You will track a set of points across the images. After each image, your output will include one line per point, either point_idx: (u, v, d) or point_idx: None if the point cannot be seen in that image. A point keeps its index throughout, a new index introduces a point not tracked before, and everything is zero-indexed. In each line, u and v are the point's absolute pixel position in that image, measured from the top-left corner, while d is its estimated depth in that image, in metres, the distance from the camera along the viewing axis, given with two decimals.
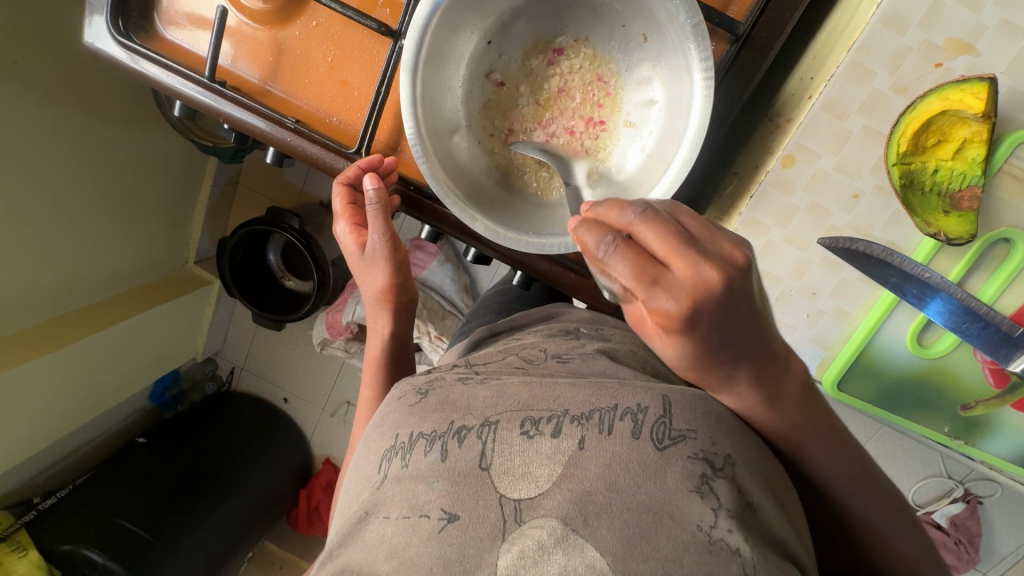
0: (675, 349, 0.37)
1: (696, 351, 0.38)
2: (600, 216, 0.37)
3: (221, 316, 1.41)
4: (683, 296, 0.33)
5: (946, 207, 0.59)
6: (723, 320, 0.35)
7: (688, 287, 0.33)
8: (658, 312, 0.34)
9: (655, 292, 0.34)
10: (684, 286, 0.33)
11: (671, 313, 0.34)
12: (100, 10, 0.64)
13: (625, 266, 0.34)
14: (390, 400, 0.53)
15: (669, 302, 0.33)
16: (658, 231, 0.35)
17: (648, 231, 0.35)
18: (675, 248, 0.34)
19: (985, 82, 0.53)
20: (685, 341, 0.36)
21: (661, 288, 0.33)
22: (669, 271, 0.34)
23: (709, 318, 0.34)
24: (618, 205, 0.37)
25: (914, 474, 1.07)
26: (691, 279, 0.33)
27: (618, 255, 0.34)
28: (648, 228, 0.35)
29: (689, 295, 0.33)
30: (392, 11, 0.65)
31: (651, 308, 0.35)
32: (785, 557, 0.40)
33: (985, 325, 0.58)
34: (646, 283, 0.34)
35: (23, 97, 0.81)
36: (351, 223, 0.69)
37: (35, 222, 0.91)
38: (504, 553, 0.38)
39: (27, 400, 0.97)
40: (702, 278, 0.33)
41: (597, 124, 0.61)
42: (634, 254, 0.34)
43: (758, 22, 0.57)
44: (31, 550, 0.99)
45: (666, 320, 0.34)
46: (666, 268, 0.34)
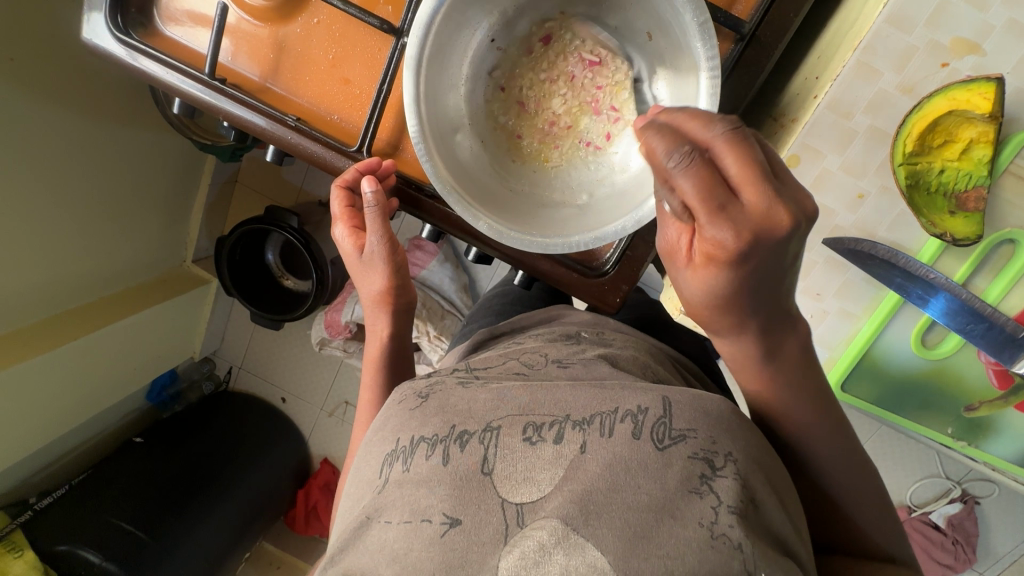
0: (705, 279, 0.38)
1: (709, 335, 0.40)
2: (679, 124, 0.35)
3: (219, 315, 1.40)
4: (745, 229, 0.34)
5: (952, 208, 0.59)
6: (760, 266, 0.37)
7: (751, 221, 0.34)
8: (711, 239, 0.35)
9: (721, 218, 0.34)
10: (749, 218, 0.34)
11: (725, 244, 0.35)
12: (98, 6, 0.63)
13: (697, 182, 0.34)
14: (391, 404, 0.53)
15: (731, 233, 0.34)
16: (738, 156, 0.34)
17: (728, 152, 0.34)
18: (752, 178, 0.34)
19: (992, 82, 0.53)
20: (721, 275, 0.37)
21: (724, 215, 0.34)
22: (738, 199, 0.34)
23: (762, 255, 0.36)
24: (702, 116, 0.35)
25: (912, 474, 1.07)
26: (759, 214, 0.34)
27: (690, 170, 0.33)
28: (728, 149, 0.34)
29: (751, 228, 0.34)
30: (394, 8, 0.64)
31: (705, 233, 0.35)
32: (788, 557, 0.39)
33: (989, 326, 0.59)
34: (712, 207, 0.34)
35: (19, 93, 0.80)
36: (349, 227, 0.69)
37: (33, 218, 0.90)
38: (506, 554, 0.37)
39: (22, 400, 0.96)
40: (770, 214, 0.34)
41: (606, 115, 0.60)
42: (706, 176, 0.34)
43: (762, 21, 0.57)
44: (26, 551, 0.98)
45: (714, 249, 0.35)
46: (737, 196, 0.34)
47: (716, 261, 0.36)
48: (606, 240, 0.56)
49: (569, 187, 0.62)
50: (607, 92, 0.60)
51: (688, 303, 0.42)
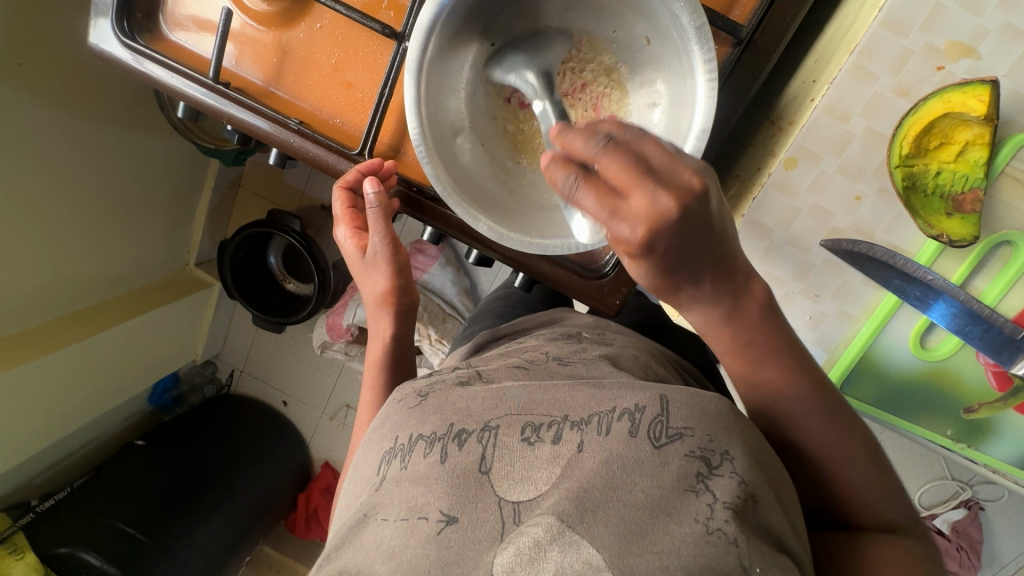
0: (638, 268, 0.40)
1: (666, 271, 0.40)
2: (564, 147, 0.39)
3: (221, 319, 1.41)
4: (640, 227, 0.36)
5: (949, 209, 0.59)
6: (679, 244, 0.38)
7: (643, 219, 0.36)
8: (622, 243, 0.37)
9: (616, 223, 0.36)
10: (642, 217, 0.36)
11: (633, 244, 0.37)
12: (104, 12, 0.64)
13: (587, 202, 0.37)
14: (390, 404, 0.53)
15: (627, 232, 0.36)
16: (619, 163, 0.36)
17: (609, 163, 0.36)
18: (636, 180, 0.36)
19: (986, 85, 0.54)
20: (649, 263, 0.39)
21: (619, 220, 0.36)
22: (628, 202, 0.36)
23: (669, 239, 0.37)
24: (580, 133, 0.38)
25: (917, 476, 1.07)
26: (647, 211, 0.35)
27: (580, 192, 0.37)
28: (609, 160, 0.37)
29: (646, 225, 0.36)
30: (396, 13, 0.65)
31: (615, 237, 0.38)
32: (785, 554, 0.39)
33: (988, 326, 0.59)
34: (607, 217, 0.37)
35: (26, 97, 0.81)
36: (352, 228, 0.70)
37: (39, 221, 0.91)
38: (502, 552, 0.38)
39: (25, 402, 0.96)
40: (658, 206, 0.35)
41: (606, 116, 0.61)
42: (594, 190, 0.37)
43: (759, 26, 0.58)
44: (28, 553, 0.99)
45: (628, 248, 0.38)
46: (625, 201, 0.36)
47: (638, 258, 0.39)
48: None
49: None
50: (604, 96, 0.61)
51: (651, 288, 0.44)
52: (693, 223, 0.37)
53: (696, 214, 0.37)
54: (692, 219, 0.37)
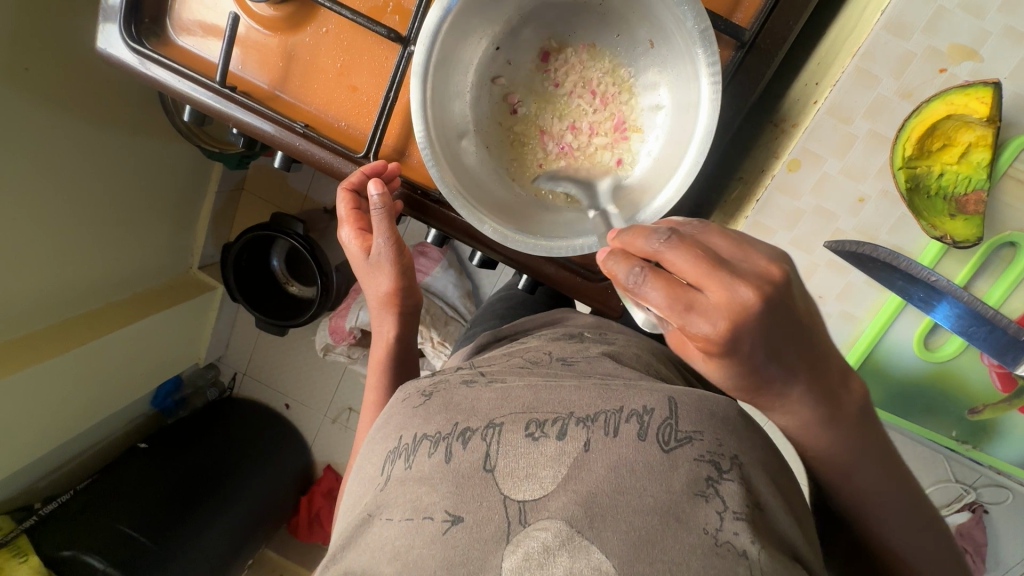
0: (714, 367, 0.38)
1: (742, 364, 0.38)
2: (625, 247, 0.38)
3: (224, 322, 1.41)
4: (720, 319, 0.34)
5: (953, 211, 0.60)
6: (759, 341, 0.36)
7: (723, 311, 0.34)
8: (698, 337, 0.35)
9: (691, 316, 0.35)
10: (721, 311, 0.34)
11: (710, 337, 0.35)
12: (113, 17, 0.65)
13: (658, 293, 0.35)
14: (393, 403, 0.53)
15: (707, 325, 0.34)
16: (688, 257, 0.35)
17: (678, 257, 0.36)
18: (707, 271, 0.35)
19: (989, 87, 0.54)
20: (727, 361, 0.37)
21: (695, 314, 0.35)
22: (702, 295, 0.35)
23: (752, 331, 0.35)
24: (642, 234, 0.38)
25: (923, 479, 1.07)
26: (727, 302, 0.34)
27: (650, 287, 0.35)
28: (677, 253, 0.36)
29: (726, 318, 0.34)
30: (401, 17, 0.65)
31: (689, 333, 0.36)
32: (795, 561, 0.39)
33: (992, 327, 0.58)
34: (680, 311, 0.35)
35: (33, 101, 0.82)
36: (356, 229, 0.70)
37: (44, 225, 0.92)
38: (509, 555, 0.38)
39: (28, 405, 0.96)
40: (737, 300, 0.34)
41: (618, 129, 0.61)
42: (665, 285, 0.35)
43: (763, 29, 0.58)
44: (32, 556, 0.99)
45: (706, 345, 0.36)
46: (700, 294, 0.35)
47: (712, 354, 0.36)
48: None
49: None
50: (609, 101, 0.61)
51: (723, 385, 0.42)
52: (773, 317, 0.36)
53: (777, 307, 0.35)
54: (771, 311, 0.35)
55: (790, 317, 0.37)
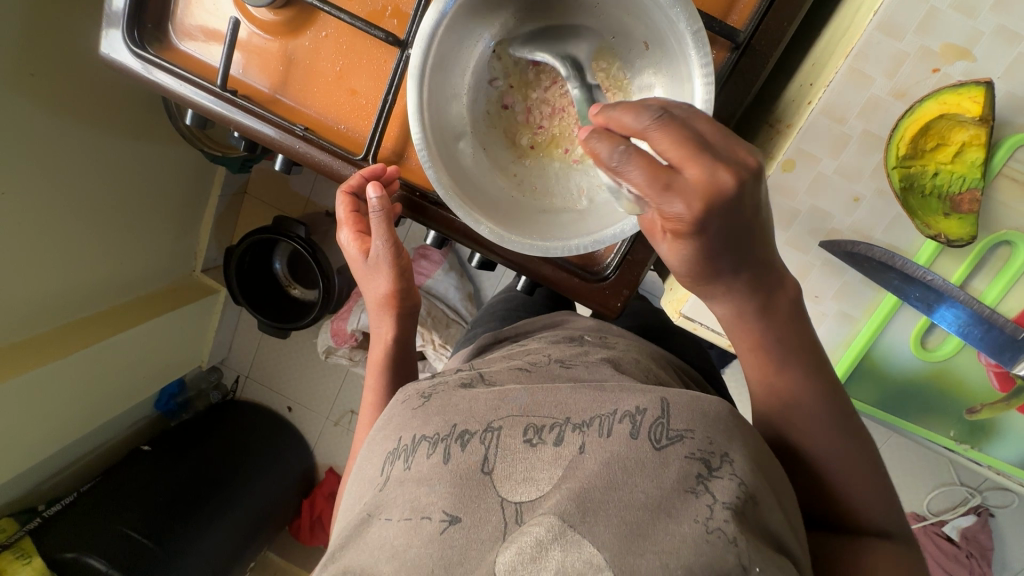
0: (675, 248, 0.42)
1: (701, 249, 0.42)
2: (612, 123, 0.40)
3: (227, 325, 1.42)
4: (694, 199, 0.38)
5: (947, 210, 0.59)
6: (723, 226, 0.40)
7: (698, 191, 0.37)
8: (669, 215, 0.39)
9: (668, 196, 0.38)
10: (697, 190, 0.37)
11: (681, 217, 0.38)
12: (116, 23, 0.66)
13: (639, 172, 0.38)
14: (393, 405, 0.54)
15: (683, 207, 0.37)
16: (672, 138, 0.38)
17: (662, 138, 0.38)
18: (688, 154, 0.37)
19: (981, 86, 0.55)
20: (691, 244, 0.42)
21: (673, 193, 0.38)
22: (681, 176, 0.38)
23: (719, 215, 0.39)
24: (629, 109, 0.39)
25: (925, 481, 1.08)
26: (703, 183, 0.37)
27: (632, 161, 0.38)
28: (662, 134, 0.38)
29: (700, 198, 0.38)
30: (399, 21, 0.65)
31: (663, 211, 0.39)
32: (782, 553, 0.40)
33: (988, 327, 0.60)
34: (659, 189, 0.38)
35: (39, 107, 0.83)
36: (354, 232, 0.70)
37: (50, 228, 0.93)
38: (504, 550, 0.38)
39: (34, 407, 0.97)
40: (713, 181, 0.37)
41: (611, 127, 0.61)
42: (647, 162, 0.38)
43: (757, 30, 0.59)
44: (35, 558, 0.99)
45: (674, 224, 0.40)
46: (681, 173, 0.38)
47: (677, 234, 0.41)
48: (606, 243, 0.57)
49: (569, 191, 0.63)
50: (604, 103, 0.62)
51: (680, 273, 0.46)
52: (742, 202, 0.40)
53: (747, 193, 0.39)
54: (742, 199, 0.39)
55: (756, 203, 0.41)
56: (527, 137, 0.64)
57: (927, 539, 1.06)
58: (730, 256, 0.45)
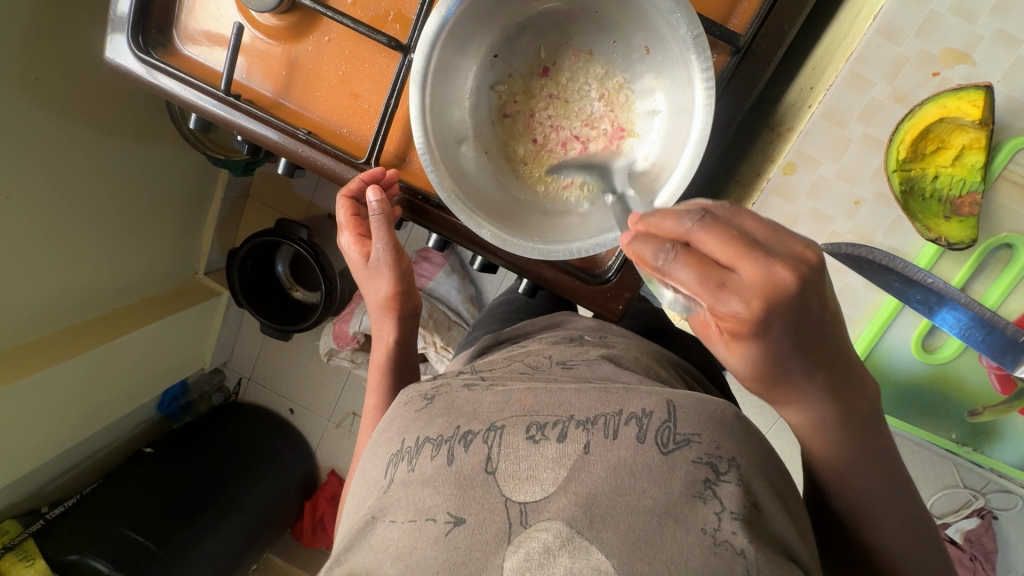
0: (739, 355, 0.37)
1: (769, 351, 0.37)
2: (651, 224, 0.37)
3: (229, 327, 1.42)
4: (754, 297, 0.33)
5: (947, 213, 0.60)
6: (790, 327, 0.36)
7: (758, 289, 0.33)
8: (727, 316, 0.34)
9: (724, 295, 0.34)
10: (756, 287, 0.33)
11: (740, 316, 0.34)
12: (121, 28, 0.66)
13: (689, 274, 0.34)
14: (397, 405, 0.54)
15: (742, 305, 0.33)
16: (721, 238, 0.34)
17: (709, 238, 0.34)
18: (741, 252, 0.34)
19: (981, 90, 0.54)
20: (756, 349, 0.36)
21: (729, 292, 0.34)
22: (736, 274, 0.34)
23: (784, 314, 0.34)
24: (669, 212, 0.36)
25: (929, 484, 1.07)
26: (762, 280, 0.33)
27: (679, 263, 0.34)
28: (707, 234, 0.34)
29: (760, 295, 0.33)
30: (402, 26, 0.66)
31: (718, 313, 0.35)
32: (791, 563, 0.39)
33: (990, 330, 0.59)
34: (714, 288, 0.34)
35: (44, 111, 0.84)
36: (355, 235, 0.71)
37: (54, 231, 0.94)
38: (510, 555, 0.38)
39: (38, 409, 0.98)
40: (772, 277, 0.33)
41: (617, 129, 0.61)
42: (695, 262, 0.34)
43: (757, 35, 0.59)
44: (38, 560, 0.99)
45: (734, 327, 0.35)
46: (734, 272, 0.34)
47: (739, 337, 0.36)
48: (608, 247, 0.57)
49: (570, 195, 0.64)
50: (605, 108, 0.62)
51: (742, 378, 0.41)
52: (809, 298, 0.35)
53: (808, 289, 0.35)
54: (805, 294, 0.34)
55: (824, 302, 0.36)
56: (523, 138, 0.64)
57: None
58: (801, 358, 0.39)
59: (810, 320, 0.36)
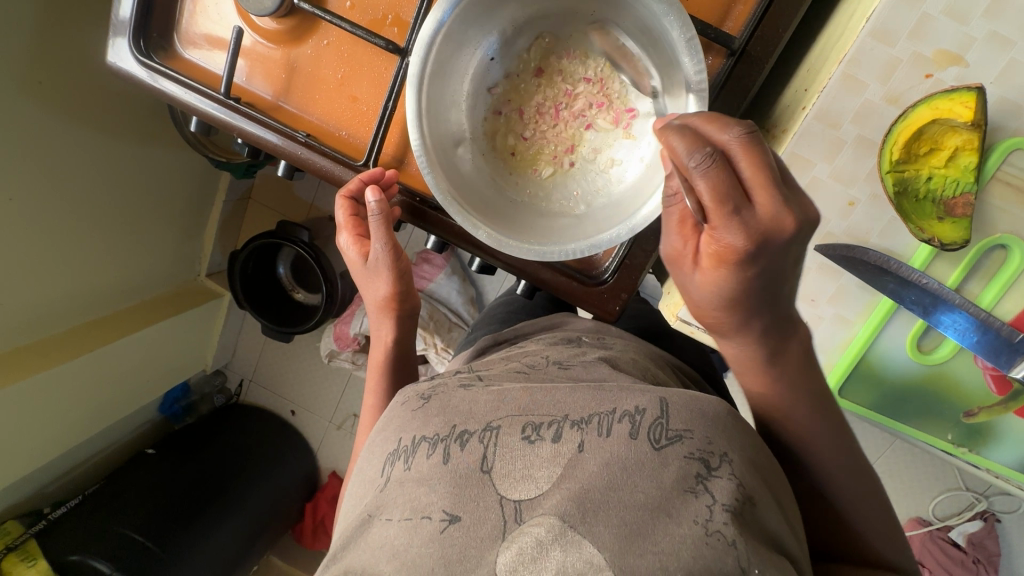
0: (710, 279, 0.44)
1: (736, 286, 0.44)
2: (695, 127, 0.41)
3: (231, 329, 1.43)
4: (753, 229, 0.39)
5: (941, 213, 0.60)
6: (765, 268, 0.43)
7: (760, 222, 0.39)
8: (722, 237, 0.41)
9: (731, 219, 0.39)
10: (759, 222, 0.39)
11: (732, 242, 0.40)
12: (123, 31, 0.67)
13: (710, 188, 0.39)
14: (393, 406, 0.54)
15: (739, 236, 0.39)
16: (752, 166, 0.39)
17: (743, 163, 0.39)
18: (763, 182, 0.39)
19: (973, 92, 0.55)
20: (731, 277, 0.43)
21: (738, 219, 0.39)
22: (751, 203, 0.39)
23: (765, 257, 0.41)
24: (717, 122, 0.40)
25: (930, 486, 1.08)
26: (769, 217, 0.39)
27: (708, 173, 0.38)
28: (743, 155, 0.39)
29: (759, 231, 0.40)
30: (400, 29, 0.66)
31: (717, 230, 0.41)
32: (782, 556, 0.40)
33: (986, 331, 0.60)
34: (725, 211, 0.39)
35: (47, 114, 0.85)
36: (354, 235, 0.71)
37: (56, 234, 0.94)
38: (504, 550, 0.39)
39: (40, 409, 0.99)
40: (775, 218, 0.39)
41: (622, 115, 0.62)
42: (723, 180, 0.39)
43: (752, 37, 0.59)
44: (40, 560, 1.01)
45: (723, 250, 0.41)
46: (750, 201, 0.39)
47: (723, 261, 0.42)
48: (603, 247, 0.57)
49: (566, 197, 0.64)
50: (599, 115, 0.63)
51: (698, 300, 0.48)
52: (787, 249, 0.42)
53: (797, 241, 0.41)
54: (791, 245, 0.41)
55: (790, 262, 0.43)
56: (511, 139, 0.65)
57: (933, 546, 1.05)
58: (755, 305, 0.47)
59: (780, 270, 0.43)
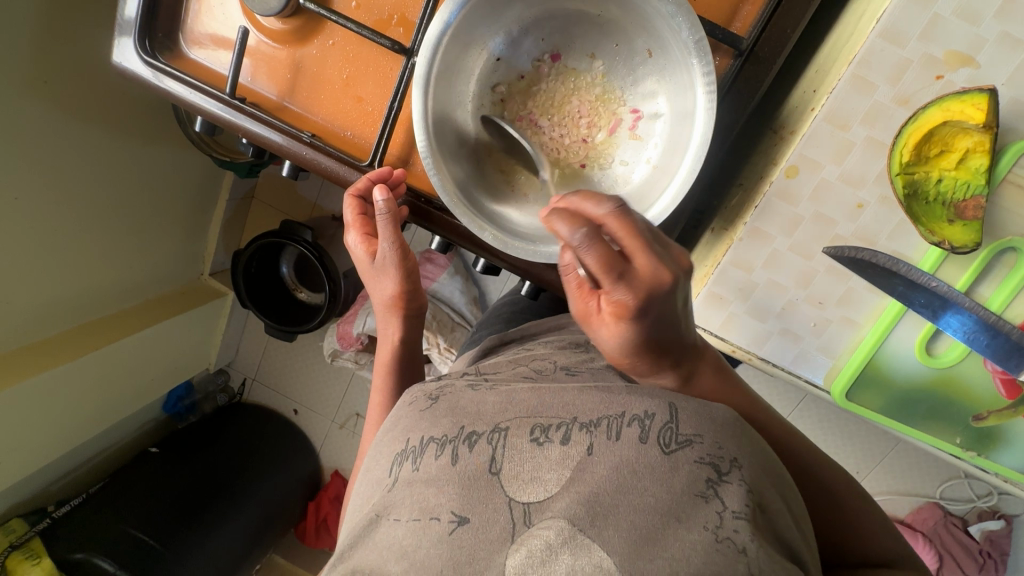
0: (616, 339, 0.41)
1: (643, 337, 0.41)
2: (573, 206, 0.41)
3: (234, 328, 1.43)
4: (642, 289, 0.38)
5: (951, 217, 0.60)
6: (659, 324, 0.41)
7: (645, 283, 0.38)
8: (614, 302, 0.39)
9: (620, 283, 0.38)
10: (642, 282, 0.38)
11: (626, 304, 0.39)
12: (128, 31, 0.67)
13: (592, 258, 0.38)
14: (401, 406, 0.54)
15: (631, 294, 0.38)
16: (624, 231, 0.39)
17: (617, 230, 0.39)
18: (636, 244, 0.39)
19: (985, 94, 0.54)
20: (630, 330, 0.40)
21: (623, 282, 0.38)
22: (631, 265, 0.39)
23: (658, 311, 0.40)
24: (592, 197, 0.40)
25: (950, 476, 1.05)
26: (651, 275, 0.38)
27: (592, 248, 0.38)
28: (617, 222, 0.39)
29: (647, 288, 0.38)
30: (405, 30, 0.66)
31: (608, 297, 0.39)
32: (791, 561, 0.40)
33: (995, 334, 0.58)
34: (612, 276, 0.38)
35: (52, 114, 0.84)
36: (363, 234, 0.71)
37: (60, 233, 0.94)
38: (515, 553, 0.38)
39: (44, 407, 0.99)
40: (657, 276, 0.38)
41: (632, 112, 0.63)
42: (604, 248, 0.38)
43: (761, 38, 0.59)
44: (44, 558, 1.01)
45: (618, 310, 0.39)
46: (630, 262, 0.39)
47: (622, 321, 0.40)
48: None
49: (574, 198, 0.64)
50: (601, 123, 0.63)
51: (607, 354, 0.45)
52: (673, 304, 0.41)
53: None
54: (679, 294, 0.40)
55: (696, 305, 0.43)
56: (527, 132, 0.63)
57: (944, 532, 1.04)
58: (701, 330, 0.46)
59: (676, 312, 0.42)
